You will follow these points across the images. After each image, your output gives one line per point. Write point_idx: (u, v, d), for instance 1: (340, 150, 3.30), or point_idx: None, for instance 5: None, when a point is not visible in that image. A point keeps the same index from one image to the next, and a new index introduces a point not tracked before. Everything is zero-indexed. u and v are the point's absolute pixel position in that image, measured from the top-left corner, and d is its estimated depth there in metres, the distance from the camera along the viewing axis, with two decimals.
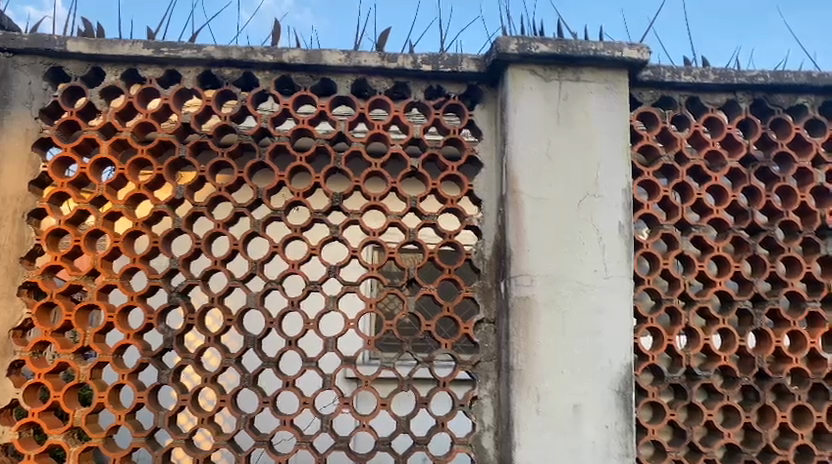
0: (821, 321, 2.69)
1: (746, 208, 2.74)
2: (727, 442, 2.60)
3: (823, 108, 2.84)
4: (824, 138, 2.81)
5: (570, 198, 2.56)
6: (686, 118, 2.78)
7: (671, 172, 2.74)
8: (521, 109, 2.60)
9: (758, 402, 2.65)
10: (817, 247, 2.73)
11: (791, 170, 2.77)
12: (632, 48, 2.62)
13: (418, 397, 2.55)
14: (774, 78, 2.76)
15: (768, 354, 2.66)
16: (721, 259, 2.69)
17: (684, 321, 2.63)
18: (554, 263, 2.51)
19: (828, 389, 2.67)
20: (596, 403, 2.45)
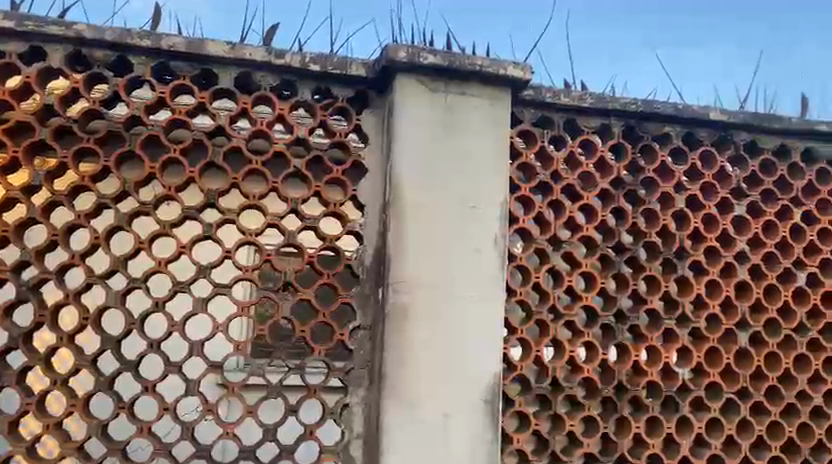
0: (674, 337, 2.88)
1: (614, 227, 2.89)
2: (586, 451, 2.72)
3: (685, 138, 3.06)
4: (684, 166, 3.03)
5: (450, 208, 2.59)
6: (563, 139, 2.89)
7: (547, 190, 2.84)
8: (406, 118, 2.60)
9: (616, 413, 2.79)
10: (675, 267, 2.93)
11: (655, 195, 2.96)
12: (516, 67, 2.70)
13: (287, 404, 2.47)
14: (644, 106, 2.93)
15: (627, 367, 2.81)
16: (588, 275, 2.82)
17: (552, 333, 2.73)
18: (432, 272, 2.52)
19: (678, 400, 2.86)
20: (465, 411, 2.48)
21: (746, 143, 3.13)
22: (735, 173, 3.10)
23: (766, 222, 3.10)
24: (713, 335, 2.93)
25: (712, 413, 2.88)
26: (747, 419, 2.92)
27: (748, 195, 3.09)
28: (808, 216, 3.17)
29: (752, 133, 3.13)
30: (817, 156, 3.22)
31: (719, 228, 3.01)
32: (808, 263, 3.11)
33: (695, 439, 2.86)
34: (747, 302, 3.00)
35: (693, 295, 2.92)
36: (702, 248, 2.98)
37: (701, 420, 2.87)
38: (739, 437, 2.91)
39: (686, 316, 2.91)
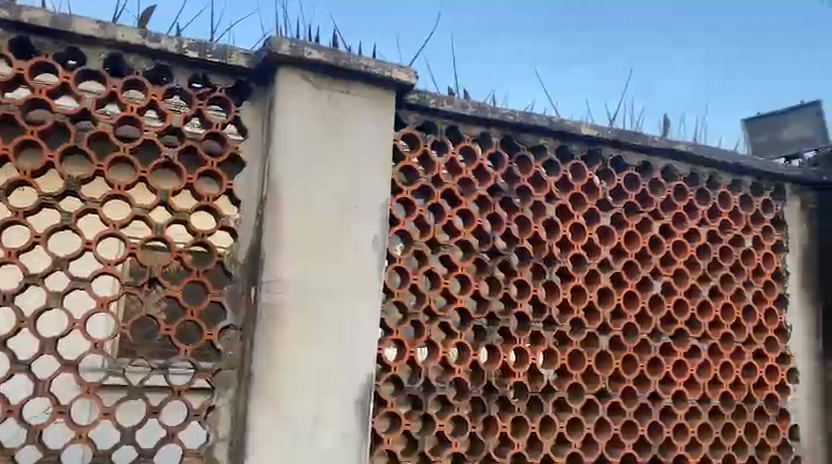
0: (541, 340, 3.01)
1: (490, 232, 2.97)
2: (455, 451, 2.77)
3: (558, 150, 3.20)
4: (557, 177, 3.16)
5: (329, 207, 2.56)
6: (445, 144, 2.94)
7: (428, 193, 2.87)
8: (288, 113, 2.54)
9: (485, 413, 2.86)
10: (544, 273, 3.05)
11: (529, 203, 3.07)
12: (401, 70, 2.71)
13: (148, 406, 2.34)
14: (522, 118, 3.04)
15: (496, 368, 2.90)
16: (464, 278, 2.88)
17: (427, 335, 2.76)
18: (307, 271, 2.48)
19: (543, 401, 2.98)
20: (337, 413, 2.46)
21: (613, 159, 3.32)
22: (603, 186, 3.28)
23: (628, 233, 3.30)
24: (577, 339, 3.08)
25: (574, 413, 3.02)
26: (604, 418, 3.09)
27: (613, 207, 3.28)
28: (665, 229, 3.41)
29: (618, 149, 3.32)
30: (674, 173, 3.47)
31: (586, 238, 3.18)
32: (663, 273, 3.34)
33: (557, 438, 2.99)
34: (609, 308, 3.18)
35: (560, 300, 3.06)
36: (570, 255, 3.13)
37: (563, 420, 3.01)
38: (597, 436, 3.08)
39: (553, 320, 3.04)
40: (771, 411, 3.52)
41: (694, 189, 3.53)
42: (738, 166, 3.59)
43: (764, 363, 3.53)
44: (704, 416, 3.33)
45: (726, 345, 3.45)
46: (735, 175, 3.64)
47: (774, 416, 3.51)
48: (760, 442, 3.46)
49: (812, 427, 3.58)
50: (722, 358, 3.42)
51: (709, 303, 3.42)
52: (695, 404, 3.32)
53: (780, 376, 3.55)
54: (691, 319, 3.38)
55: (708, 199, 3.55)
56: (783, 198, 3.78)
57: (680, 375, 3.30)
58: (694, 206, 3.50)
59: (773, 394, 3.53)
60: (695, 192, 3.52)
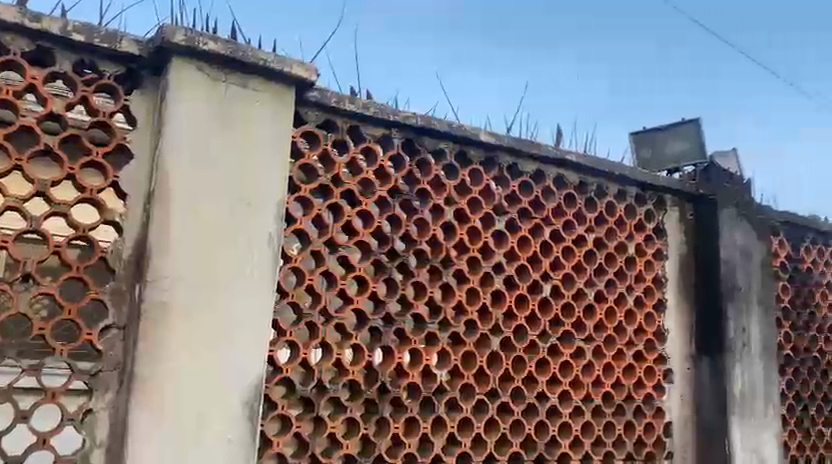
0: (436, 341, 3.04)
1: (389, 234, 2.97)
2: (346, 452, 2.76)
3: (458, 155, 3.25)
4: (455, 181, 3.21)
5: (221, 203, 2.48)
6: (346, 144, 2.91)
7: (327, 193, 2.84)
8: (180, 105, 2.45)
9: (377, 414, 2.86)
10: (440, 275, 3.09)
11: (428, 205, 3.10)
12: (302, 67, 2.68)
13: (17, 411, 2.19)
14: (422, 121, 3.07)
15: (390, 369, 2.90)
16: (361, 278, 2.87)
17: (321, 336, 2.73)
18: (197, 269, 2.40)
19: (435, 401, 3.01)
20: (224, 414, 2.39)
21: (509, 165, 3.41)
22: (499, 192, 3.36)
23: (522, 238, 3.40)
24: (470, 340, 3.14)
25: (464, 413, 3.08)
26: (493, 418, 3.16)
27: (508, 212, 3.37)
28: (556, 235, 3.54)
29: (515, 156, 3.42)
30: (566, 181, 3.61)
31: (481, 241, 3.24)
32: (554, 277, 3.47)
33: (448, 438, 3.03)
34: (501, 310, 3.26)
35: (455, 302, 3.11)
36: (466, 258, 3.18)
37: (454, 420, 3.05)
38: (486, 436, 3.14)
39: (447, 321, 3.08)
40: (648, 409, 3.72)
41: (583, 197, 3.68)
42: (624, 177, 3.78)
43: (643, 364, 3.73)
44: (587, 414, 3.48)
45: (609, 347, 3.62)
46: (621, 186, 3.83)
47: (650, 414, 3.71)
48: (637, 439, 3.65)
49: (683, 424, 3.81)
50: (605, 359, 3.58)
51: (594, 306, 3.58)
52: (579, 403, 3.46)
53: (656, 376, 3.76)
54: (577, 321, 3.52)
55: (596, 207, 3.71)
56: (664, 208, 4.00)
57: (566, 376, 3.43)
58: (583, 213, 3.65)
59: (650, 393, 3.73)
60: (584, 200, 3.67)
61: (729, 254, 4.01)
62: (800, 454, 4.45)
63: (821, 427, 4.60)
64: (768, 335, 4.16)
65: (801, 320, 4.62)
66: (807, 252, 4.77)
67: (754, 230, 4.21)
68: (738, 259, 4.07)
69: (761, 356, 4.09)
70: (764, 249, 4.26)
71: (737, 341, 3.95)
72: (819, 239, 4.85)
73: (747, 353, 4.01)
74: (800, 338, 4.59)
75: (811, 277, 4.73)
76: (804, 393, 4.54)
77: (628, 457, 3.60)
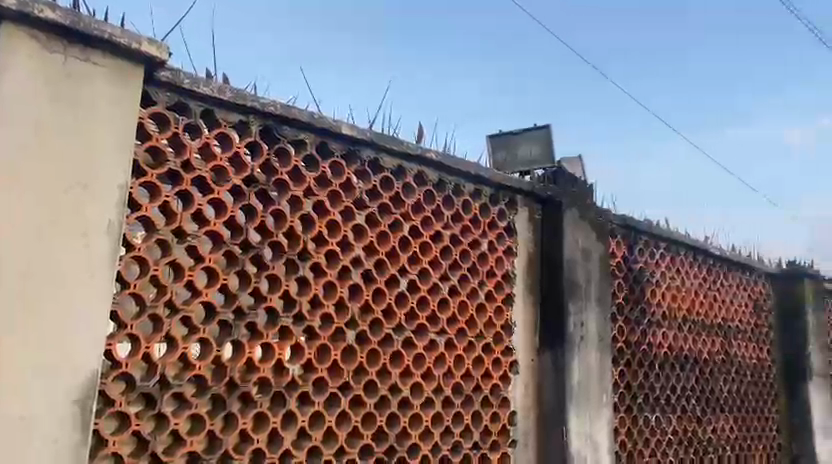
0: (290, 335, 2.98)
1: (243, 224, 2.87)
2: (190, 450, 2.64)
3: (318, 147, 3.20)
4: (315, 173, 3.16)
5: (55, 184, 2.29)
6: (199, 128, 2.78)
7: (176, 179, 2.70)
8: (12, 74, 2.23)
9: (225, 410, 2.76)
10: (296, 268, 3.04)
11: (285, 197, 3.04)
12: (152, 44, 2.53)
13: None
14: (283, 110, 3.01)
15: (240, 364, 2.82)
16: (211, 270, 2.76)
17: (165, 330, 2.60)
18: (24, 255, 2.19)
19: (287, 395, 2.95)
20: (52, 413, 2.20)
21: (370, 160, 3.41)
22: (359, 185, 3.35)
23: (380, 232, 3.41)
24: (325, 334, 3.11)
25: (316, 407, 3.05)
26: (345, 411, 3.16)
27: (368, 206, 3.37)
28: (414, 230, 3.58)
29: (375, 151, 3.43)
30: (425, 179, 3.67)
31: (339, 234, 3.23)
32: (410, 271, 3.52)
33: (298, 432, 2.99)
34: (357, 303, 3.26)
35: (310, 295, 3.07)
36: (324, 251, 3.15)
37: (305, 414, 3.01)
38: (338, 429, 3.13)
39: (302, 314, 3.03)
40: (495, 399, 3.87)
41: (441, 195, 3.76)
42: (479, 177, 3.91)
43: (491, 356, 3.88)
44: (437, 406, 3.56)
45: (460, 340, 3.73)
46: (477, 185, 3.96)
47: (496, 404, 3.86)
48: (484, 428, 3.79)
49: (525, 413, 4.01)
50: (456, 352, 3.69)
51: (448, 300, 3.68)
52: (430, 394, 3.53)
53: (503, 368, 3.93)
54: (431, 316, 3.60)
55: (453, 205, 3.81)
56: (515, 208, 4.18)
57: (418, 368, 3.50)
58: (440, 210, 3.73)
59: (497, 384, 3.88)
60: (442, 198, 3.76)
61: (571, 253, 4.27)
62: (628, 439, 4.82)
63: (646, 413, 5.00)
64: (603, 329, 4.47)
65: (633, 316, 5.00)
66: (640, 254, 5.17)
67: (594, 232, 4.50)
68: (579, 258, 4.33)
69: (597, 349, 4.38)
70: (603, 249, 4.57)
71: (576, 335, 4.22)
72: (650, 241, 5.28)
73: (584, 345, 4.27)
74: (631, 332, 4.96)
75: (643, 276, 5.14)
76: (634, 383, 4.92)
77: (475, 446, 3.73)
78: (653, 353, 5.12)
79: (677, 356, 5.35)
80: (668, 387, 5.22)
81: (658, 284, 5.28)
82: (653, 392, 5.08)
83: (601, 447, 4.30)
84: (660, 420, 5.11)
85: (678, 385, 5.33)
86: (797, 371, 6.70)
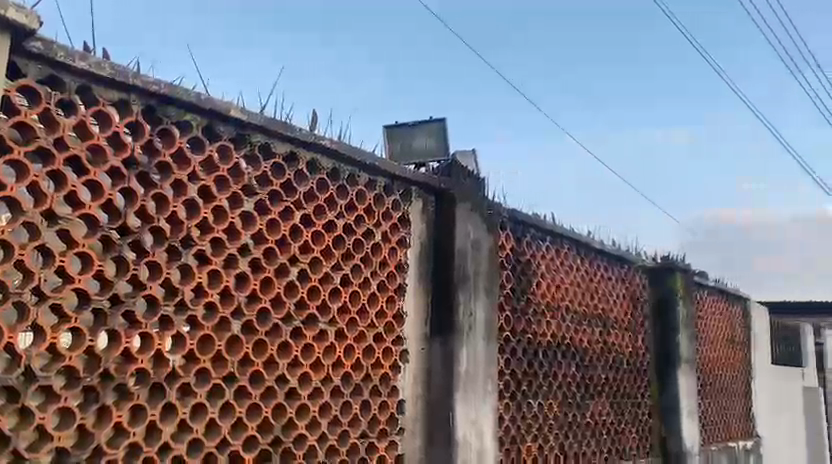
0: (171, 324, 2.87)
1: (121, 208, 2.73)
2: (58, 445, 2.49)
3: (206, 130, 3.09)
4: (202, 156, 3.05)
5: None
6: (73, 104, 2.61)
7: (47, 158, 2.52)
8: None
9: (98, 402, 2.63)
10: (179, 255, 2.92)
11: (169, 181, 2.91)
12: (21, 12, 2.38)
13: None
14: (167, 90, 2.88)
15: (115, 355, 2.68)
16: (85, 255, 2.61)
17: (32, 319, 2.43)
18: None
19: (166, 387, 2.84)
20: None
21: (261, 145, 3.33)
22: (248, 171, 3.26)
23: (270, 220, 3.34)
24: (209, 323, 3.02)
25: (198, 398, 2.95)
26: (229, 402, 3.08)
27: (257, 193, 3.29)
28: (305, 219, 3.53)
29: (266, 136, 3.34)
30: (318, 167, 3.62)
31: (227, 221, 3.13)
32: (300, 261, 3.46)
33: (178, 425, 2.89)
34: (244, 292, 3.18)
35: (194, 284, 2.97)
36: (209, 238, 3.05)
37: (186, 405, 2.91)
38: (221, 421, 3.05)
39: (184, 303, 2.93)
40: (384, 389, 3.89)
41: (335, 183, 3.72)
42: (374, 167, 3.90)
43: (382, 345, 3.89)
44: (326, 395, 3.54)
45: (351, 330, 3.72)
46: (372, 175, 3.94)
47: (385, 393, 3.88)
48: (372, 417, 3.80)
49: (414, 401, 4.05)
50: (346, 341, 3.67)
51: (338, 290, 3.65)
52: (318, 384, 3.50)
53: (393, 358, 3.95)
54: (322, 305, 3.56)
55: (347, 194, 3.78)
56: (410, 199, 4.20)
57: (307, 358, 3.46)
58: (334, 199, 3.69)
59: (386, 373, 3.90)
60: (336, 186, 3.72)
61: (462, 244, 4.34)
62: (512, 424, 4.98)
63: (530, 399, 5.19)
64: (490, 319, 4.59)
65: (519, 306, 5.16)
66: (527, 246, 5.34)
67: (485, 224, 4.60)
68: (470, 249, 4.42)
69: (484, 337, 4.49)
70: (493, 241, 4.68)
71: (465, 324, 4.30)
72: (537, 234, 5.46)
73: (472, 335, 4.37)
74: (517, 322, 5.13)
75: (530, 268, 5.31)
76: (518, 370, 5.08)
77: (363, 435, 3.73)
78: (537, 341, 5.31)
79: (559, 344, 5.58)
80: (550, 374, 5.44)
81: (543, 276, 5.48)
82: (536, 379, 5.28)
83: (486, 433, 4.42)
84: (542, 406, 5.32)
85: (560, 372, 5.56)
86: (668, 358, 7.15)
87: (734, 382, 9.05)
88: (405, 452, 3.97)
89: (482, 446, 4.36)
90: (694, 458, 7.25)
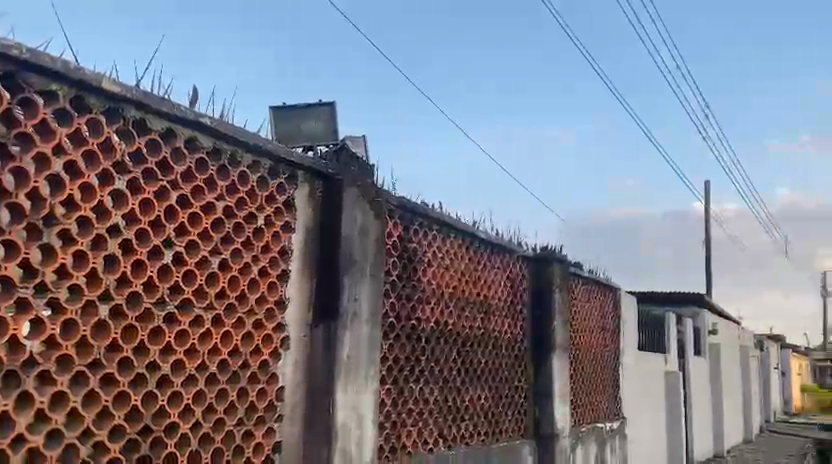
0: (29, 308, 2.68)
1: None
2: None
3: (74, 101, 2.89)
4: (69, 129, 2.85)
5: None
6: None
7: None
8: None
9: None
10: (40, 234, 2.73)
11: (30, 154, 2.70)
12: None
13: None
14: (30, 56, 2.67)
15: None
16: None
17: None
18: None
19: (22, 375, 2.66)
20: None
21: (135, 120, 3.15)
22: (121, 147, 3.08)
23: (144, 200, 3.18)
24: (73, 307, 2.84)
25: (59, 387, 2.78)
26: (94, 391, 2.92)
27: (130, 171, 3.11)
28: (183, 200, 3.39)
29: (142, 111, 3.17)
30: (198, 145, 3.48)
31: (96, 199, 2.95)
32: (175, 243, 3.32)
33: (35, 415, 2.71)
34: (113, 275, 3.02)
35: (57, 265, 2.78)
36: (75, 217, 2.86)
37: (44, 395, 2.73)
38: (84, 410, 2.88)
39: (45, 286, 2.74)
40: (263, 375, 3.81)
41: (215, 164, 3.58)
42: (258, 148, 3.79)
43: (261, 332, 3.81)
44: (201, 383, 3.43)
45: (229, 316, 3.61)
46: (256, 156, 3.82)
47: (264, 380, 3.81)
48: (250, 404, 3.71)
49: (293, 386, 4.00)
50: (223, 327, 3.57)
51: (216, 274, 3.54)
52: (192, 371, 3.38)
53: (273, 344, 3.88)
54: (198, 290, 3.44)
55: (228, 175, 3.65)
56: (296, 183, 4.10)
57: (181, 344, 3.33)
58: (214, 180, 3.56)
59: (265, 359, 3.83)
60: (216, 166, 3.58)
61: (348, 230, 4.32)
62: (393, 409, 5.03)
63: (412, 385, 5.26)
64: (375, 305, 4.59)
65: (404, 292, 5.20)
66: (415, 234, 5.39)
67: (373, 211, 4.60)
68: (357, 235, 4.40)
69: (368, 323, 4.50)
70: (380, 228, 4.68)
71: (348, 310, 4.29)
72: (425, 222, 5.52)
73: (355, 321, 4.36)
74: (402, 308, 5.17)
75: (416, 256, 5.36)
76: (401, 356, 5.13)
77: (239, 423, 3.65)
78: (420, 327, 5.38)
79: (442, 330, 5.69)
80: (432, 359, 5.53)
81: (429, 263, 5.55)
82: (418, 365, 5.35)
83: (366, 418, 4.43)
84: (423, 390, 5.40)
85: (442, 357, 5.67)
86: (544, 344, 7.45)
87: (604, 366, 9.59)
88: (283, 439, 3.92)
89: (361, 431, 4.37)
90: (565, 439, 7.62)
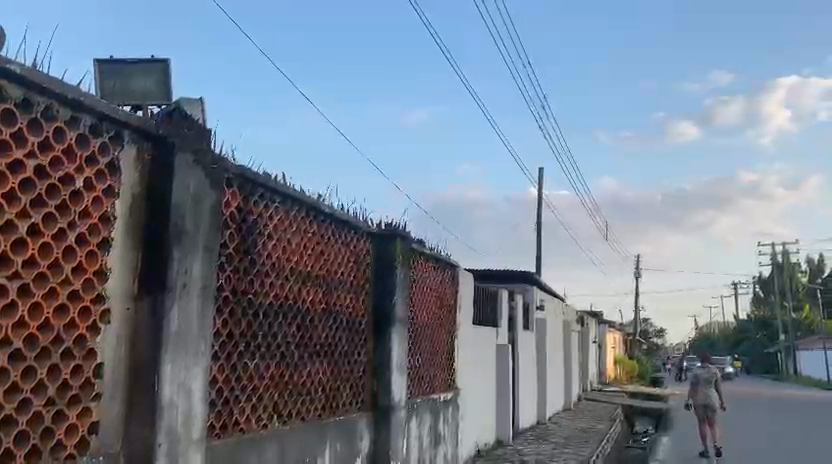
0: None
1: None
2: None
3: None
4: None
5: None
6: None
7: None
8: None
9: None
10: None
11: None
12: None
13: None
14: None
15: None
16: None
17: None
18: None
19: None
20: None
21: None
22: None
23: None
24: None
25: None
26: None
27: None
28: None
29: None
30: (5, 95, 3.10)
31: None
32: None
33: None
34: None
35: None
36: None
37: None
38: None
39: None
40: (79, 352, 3.49)
41: (26, 117, 3.21)
42: (78, 103, 3.44)
43: (78, 305, 3.48)
44: (2, 361, 3.10)
45: (40, 287, 3.28)
46: (76, 112, 3.47)
47: (80, 356, 3.50)
48: (62, 383, 3.40)
49: (114, 364, 3.71)
50: (32, 299, 3.24)
51: (25, 241, 3.19)
52: None
53: (92, 318, 3.56)
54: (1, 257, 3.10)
55: (41, 131, 3.29)
56: (121, 144, 3.77)
57: None
58: (24, 135, 3.20)
59: (82, 335, 3.51)
60: (27, 120, 3.22)
61: (179, 198, 4.07)
62: (226, 385, 4.85)
63: (247, 360, 5.09)
64: (208, 277, 4.37)
65: (242, 266, 5.01)
66: (255, 206, 5.19)
67: (208, 179, 4.35)
68: (189, 204, 4.16)
69: (200, 297, 4.27)
70: (216, 197, 4.45)
71: (177, 282, 4.05)
72: (266, 194, 5.33)
73: (185, 294, 4.12)
74: (238, 283, 4.97)
75: (255, 229, 5.17)
76: (236, 331, 4.95)
77: (50, 403, 3.34)
78: (258, 302, 5.23)
79: (281, 305, 5.56)
80: (269, 334, 5.39)
81: (270, 236, 5.38)
82: (255, 339, 5.19)
83: (195, 395, 4.23)
84: (258, 366, 5.25)
85: (280, 331, 5.55)
86: (383, 320, 7.54)
87: (440, 341, 9.91)
88: (101, 420, 3.63)
89: (189, 409, 4.17)
90: (401, 411, 7.77)
